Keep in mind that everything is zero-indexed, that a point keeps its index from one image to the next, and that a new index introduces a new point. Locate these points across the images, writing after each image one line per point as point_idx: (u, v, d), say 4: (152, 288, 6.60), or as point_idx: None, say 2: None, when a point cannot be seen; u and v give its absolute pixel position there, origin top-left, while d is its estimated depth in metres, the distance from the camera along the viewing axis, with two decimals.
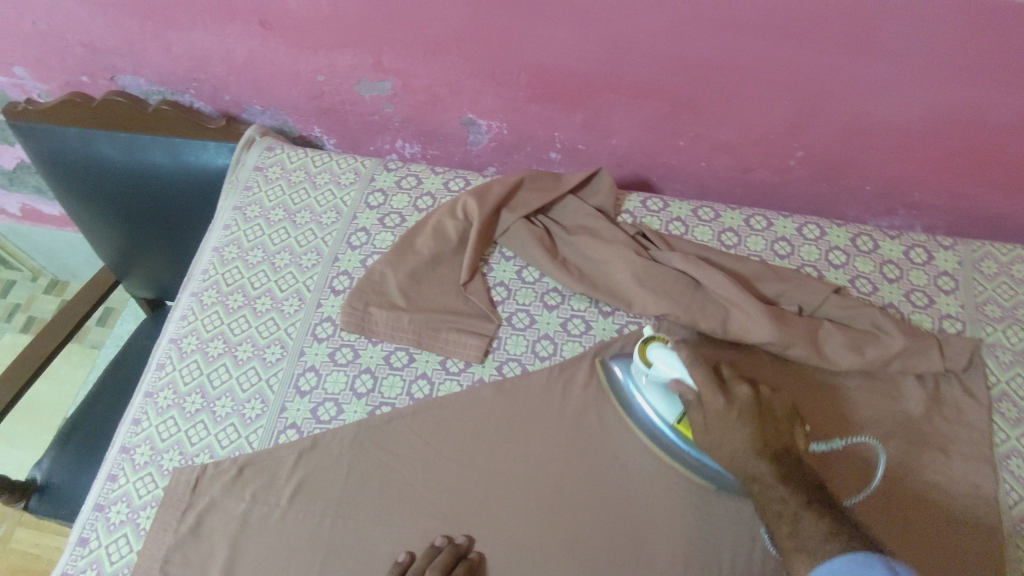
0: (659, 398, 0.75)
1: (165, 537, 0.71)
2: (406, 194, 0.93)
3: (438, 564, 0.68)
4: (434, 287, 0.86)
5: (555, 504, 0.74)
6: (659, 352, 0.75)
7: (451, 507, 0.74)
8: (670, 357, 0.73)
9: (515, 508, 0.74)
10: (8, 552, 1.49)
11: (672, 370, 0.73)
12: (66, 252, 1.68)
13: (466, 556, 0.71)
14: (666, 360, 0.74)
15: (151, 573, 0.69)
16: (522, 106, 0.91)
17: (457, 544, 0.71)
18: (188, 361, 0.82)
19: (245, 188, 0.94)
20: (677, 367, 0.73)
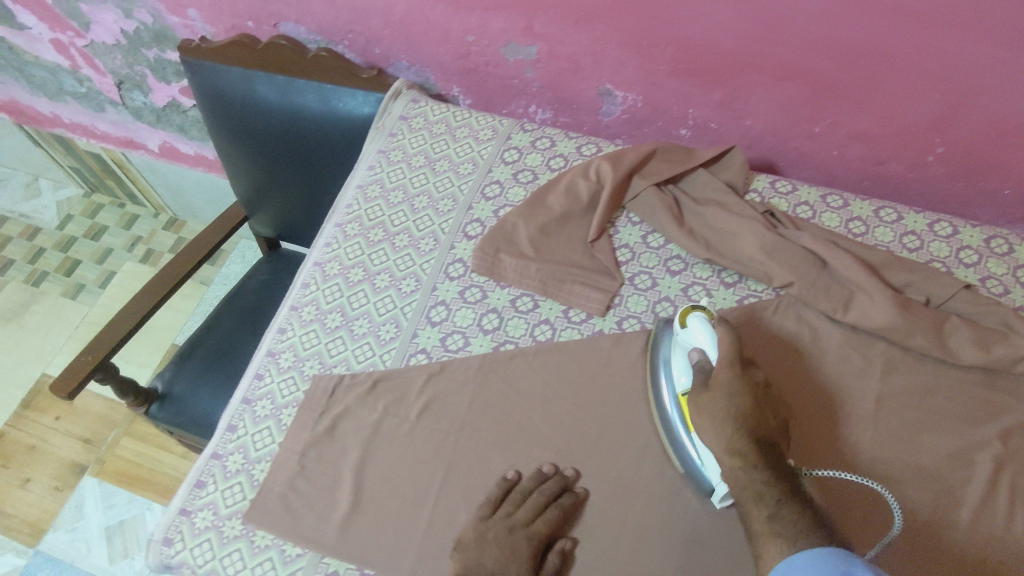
0: (680, 363, 0.76)
1: (304, 434, 0.78)
2: (540, 154, 0.98)
3: (546, 488, 0.73)
4: (562, 243, 0.90)
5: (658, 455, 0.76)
6: (698, 319, 0.76)
7: (562, 445, 0.77)
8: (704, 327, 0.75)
9: (621, 454, 0.77)
10: (115, 457, 1.62)
11: (703, 338, 0.74)
12: (191, 192, 1.81)
13: (573, 487, 0.75)
14: (699, 329, 0.75)
15: (290, 464, 0.76)
16: (661, 80, 0.94)
17: (565, 475, 0.75)
18: (331, 282, 0.89)
19: (390, 134, 1.00)
20: (706, 338, 0.74)
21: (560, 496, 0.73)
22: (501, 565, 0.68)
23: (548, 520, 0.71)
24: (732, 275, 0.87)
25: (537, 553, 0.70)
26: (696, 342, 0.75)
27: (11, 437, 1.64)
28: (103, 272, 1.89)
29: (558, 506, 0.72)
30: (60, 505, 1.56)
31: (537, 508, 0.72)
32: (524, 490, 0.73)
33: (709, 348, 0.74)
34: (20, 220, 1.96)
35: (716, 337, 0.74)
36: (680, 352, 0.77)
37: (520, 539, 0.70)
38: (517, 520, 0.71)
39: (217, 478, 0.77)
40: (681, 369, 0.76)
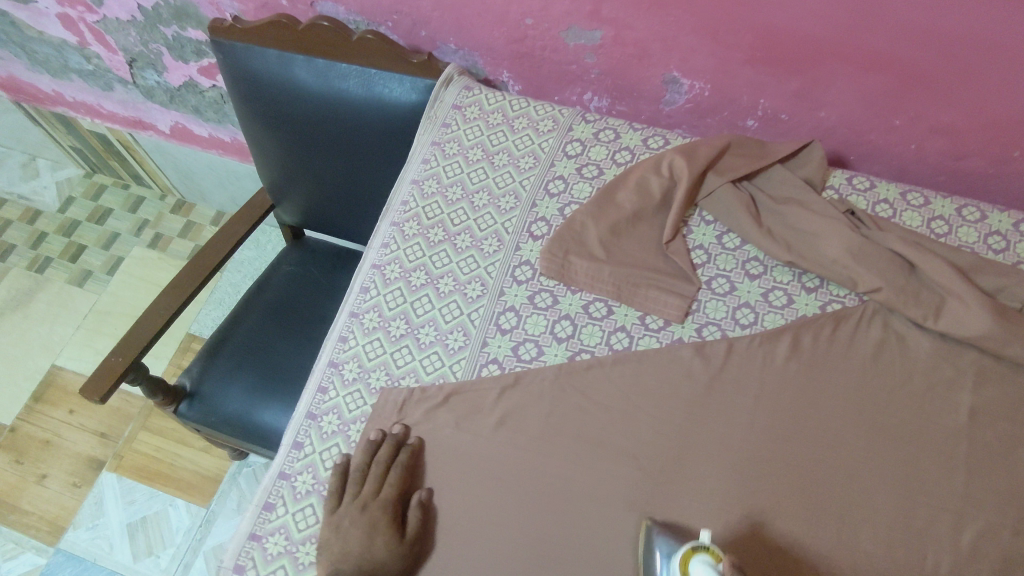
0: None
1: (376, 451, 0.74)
2: (604, 146, 0.92)
3: (381, 455, 0.73)
4: (633, 244, 0.85)
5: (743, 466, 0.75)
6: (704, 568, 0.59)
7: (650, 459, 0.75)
8: None
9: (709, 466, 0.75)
10: (133, 451, 1.57)
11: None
12: (202, 175, 1.73)
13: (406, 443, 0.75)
14: None
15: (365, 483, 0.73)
16: (735, 69, 0.89)
17: (396, 434, 0.75)
18: (393, 287, 0.84)
19: (444, 125, 0.95)
20: None
21: (396, 456, 0.74)
22: (365, 542, 0.68)
23: (392, 482, 0.72)
24: (813, 278, 0.84)
25: (396, 517, 0.70)
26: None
27: (23, 431, 1.59)
28: (110, 257, 1.81)
29: (398, 467, 0.73)
30: (78, 502, 1.51)
31: (381, 476, 0.72)
32: (360, 461, 0.73)
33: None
34: (20, 202, 1.90)
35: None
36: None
37: (376, 512, 0.70)
38: (363, 496, 0.71)
39: (286, 500, 0.73)
40: None
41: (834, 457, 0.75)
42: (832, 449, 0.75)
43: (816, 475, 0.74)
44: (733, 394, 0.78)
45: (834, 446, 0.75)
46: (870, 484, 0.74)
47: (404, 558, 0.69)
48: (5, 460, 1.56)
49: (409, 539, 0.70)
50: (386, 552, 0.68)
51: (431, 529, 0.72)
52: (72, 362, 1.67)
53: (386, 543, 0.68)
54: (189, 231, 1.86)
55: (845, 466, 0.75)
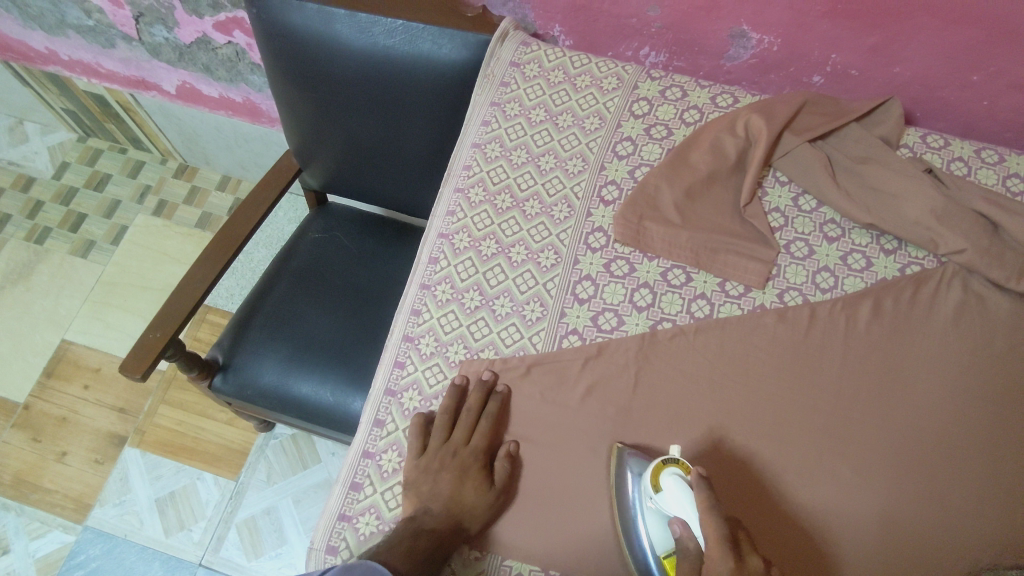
0: (657, 526, 0.64)
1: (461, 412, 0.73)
2: (672, 106, 0.89)
3: (471, 403, 0.73)
4: (709, 208, 0.83)
5: (833, 431, 0.74)
6: (672, 481, 0.62)
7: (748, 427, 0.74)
8: (680, 495, 0.61)
9: (797, 429, 0.74)
10: (154, 426, 1.53)
11: (679, 508, 0.61)
12: (208, 138, 1.64)
13: (496, 391, 0.74)
14: (676, 496, 0.61)
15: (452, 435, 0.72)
16: (810, 22, 0.85)
17: (485, 381, 0.74)
18: (463, 257, 0.82)
19: (502, 84, 0.91)
20: (686, 511, 0.60)
21: (487, 405, 0.73)
22: (456, 486, 0.69)
23: (483, 432, 0.72)
24: (891, 240, 0.83)
25: (486, 466, 0.70)
26: (671, 511, 0.62)
27: (37, 408, 1.54)
28: (113, 226, 1.74)
29: (489, 416, 0.72)
30: (102, 479, 1.48)
31: (470, 424, 0.72)
32: (448, 409, 0.73)
33: (688, 519, 0.60)
34: (10, 168, 1.81)
35: (695, 506, 0.60)
36: (656, 518, 0.64)
37: (466, 458, 0.70)
38: (453, 442, 0.71)
39: (373, 479, 0.72)
40: (660, 536, 0.63)
41: (917, 421, 0.75)
42: (916, 412, 0.75)
43: (904, 438, 0.74)
44: (820, 354, 0.77)
45: (920, 407, 0.75)
46: (957, 447, 0.74)
47: (491, 506, 0.69)
48: (21, 439, 1.51)
49: (498, 488, 0.69)
50: (476, 498, 0.68)
51: (516, 479, 0.71)
52: (82, 336, 1.61)
53: (474, 490, 0.68)
54: (194, 197, 1.78)
55: (930, 430, 0.74)
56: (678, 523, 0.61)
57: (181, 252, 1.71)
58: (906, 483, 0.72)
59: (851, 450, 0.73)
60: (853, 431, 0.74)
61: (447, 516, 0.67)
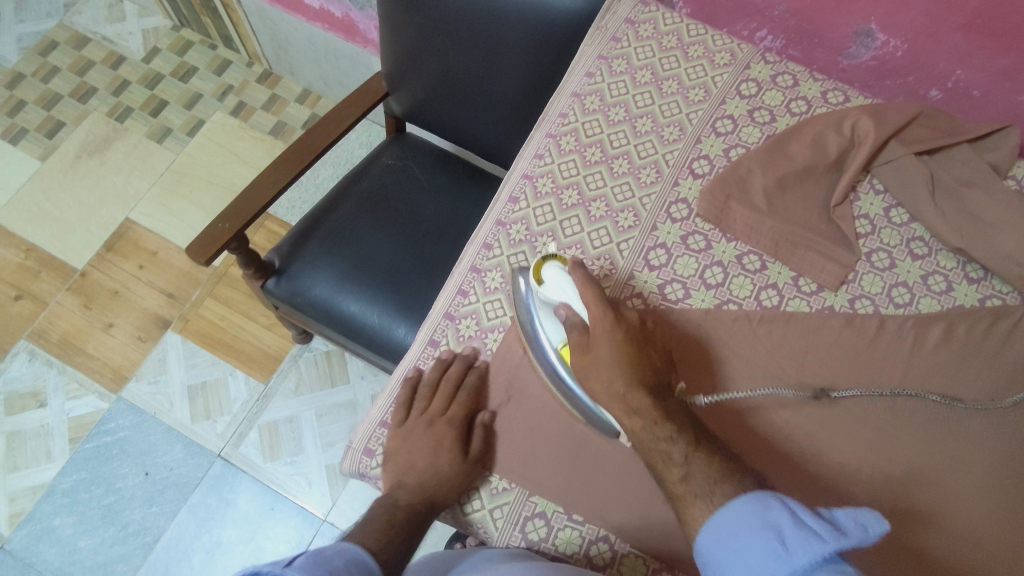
0: (549, 321, 0.72)
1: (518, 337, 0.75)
2: (780, 93, 0.88)
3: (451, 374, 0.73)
4: (798, 200, 0.82)
5: (889, 442, 0.70)
6: (553, 272, 0.71)
7: (796, 429, 0.71)
8: (561, 278, 0.70)
9: (852, 434, 0.71)
10: (198, 316, 1.58)
11: (562, 291, 0.70)
12: (298, 48, 1.65)
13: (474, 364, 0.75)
14: (557, 280, 0.70)
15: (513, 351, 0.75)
16: (943, 32, 0.82)
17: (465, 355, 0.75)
18: (543, 202, 0.82)
19: (614, 38, 0.92)
20: (566, 289, 0.70)
21: (465, 377, 0.73)
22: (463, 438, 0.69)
23: (460, 404, 0.72)
24: (977, 269, 0.81)
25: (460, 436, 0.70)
26: (555, 297, 0.70)
27: (92, 277, 1.60)
28: (191, 118, 1.78)
29: (466, 389, 0.72)
30: (141, 356, 1.54)
31: (447, 396, 0.72)
32: (429, 379, 0.74)
33: (571, 301, 0.69)
34: (104, 44, 1.85)
35: (574, 284, 0.69)
36: (547, 315, 0.72)
37: (441, 429, 0.70)
38: (432, 411, 0.72)
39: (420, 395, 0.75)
40: (552, 326, 0.71)
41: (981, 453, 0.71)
42: (980, 442, 0.72)
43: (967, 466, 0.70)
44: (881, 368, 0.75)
45: (974, 430, 0.72)
46: (997, 477, 0.70)
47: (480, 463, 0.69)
48: (74, 303, 1.57)
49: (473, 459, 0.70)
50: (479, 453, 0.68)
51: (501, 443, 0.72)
52: (145, 218, 1.66)
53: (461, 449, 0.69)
54: (273, 104, 1.81)
55: (992, 465, 0.70)
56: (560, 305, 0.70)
57: (252, 155, 1.74)
58: (940, 497, 0.68)
59: (910, 466, 0.69)
60: (911, 447, 0.70)
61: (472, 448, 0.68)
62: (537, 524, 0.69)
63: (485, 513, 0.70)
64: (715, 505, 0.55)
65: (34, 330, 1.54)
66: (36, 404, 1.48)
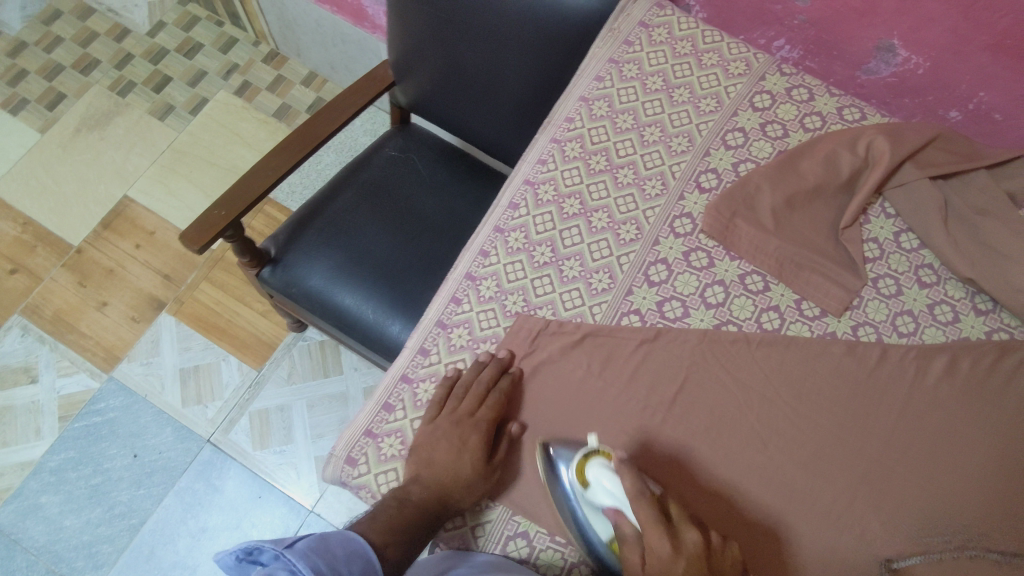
0: (595, 516, 0.63)
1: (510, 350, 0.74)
2: (795, 107, 0.85)
3: (483, 378, 0.70)
4: (806, 221, 0.79)
5: (884, 500, 0.69)
6: (599, 470, 0.62)
7: (809, 551, 0.66)
8: (609, 480, 0.61)
9: (844, 494, 0.69)
10: (193, 299, 1.56)
11: (611, 496, 0.61)
12: (305, 29, 1.62)
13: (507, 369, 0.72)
14: (604, 484, 0.62)
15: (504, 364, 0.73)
16: (969, 51, 0.79)
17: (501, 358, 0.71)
18: (544, 210, 0.80)
19: (626, 42, 0.89)
20: (614, 495, 0.61)
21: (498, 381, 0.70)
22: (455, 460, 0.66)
23: (491, 406, 0.68)
24: (986, 300, 0.78)
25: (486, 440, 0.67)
26: (604, 500, 0.62)
27: (88, 255, 1.58)
28: (194, 96, 1.75)
29: (499, 393, 0.69)
30: (134, 337, 1.52)
31: (479, 397, 0.68)
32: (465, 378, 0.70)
33: (622, 506, 0.61)
34: (109, 15, 1.82)
35: (622, 489, 0.61)
36: (595, 512, 0.63)
37: (468, 430, 0.67)
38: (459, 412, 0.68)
39: (407, 405, 0.72)
40: (598, 521, 0.63)
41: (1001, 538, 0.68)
42: (981, 508, 0.69)
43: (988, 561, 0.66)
44: (886, 472, 0.70)
45: (973, 471, 0.71)
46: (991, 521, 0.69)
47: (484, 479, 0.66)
48: (68, 280, 1.56)
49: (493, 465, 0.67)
50: (472, 477, 0.66)
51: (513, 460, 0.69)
52: (144, 196, 1.64)
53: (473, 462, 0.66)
54: (278, 86, 1.77)
55: (1015, 547, 0.67)
56: (610, 510, 0.61)
57: (254, 137, 1.72)
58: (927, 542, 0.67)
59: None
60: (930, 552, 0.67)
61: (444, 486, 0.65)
62: (519, 544, 0.67)
63: (467, 529, 0.68)
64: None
65: (28, 305, 1.53)
66: (27, 381, 1.47)
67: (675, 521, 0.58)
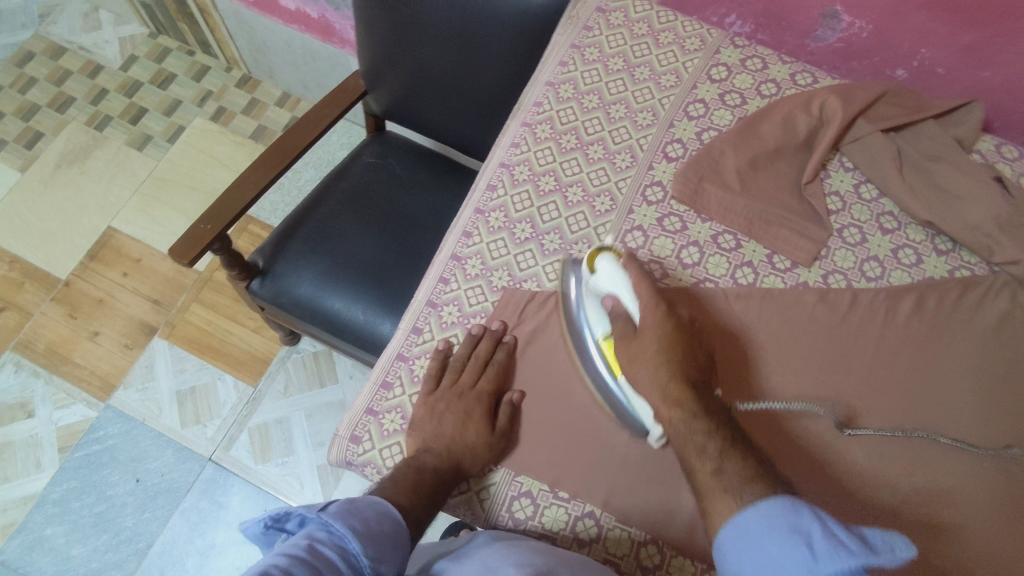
0: (595, 312, 0.73)
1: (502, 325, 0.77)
2: (750, 76, 0.89)
3: (481, 351, 0.74)
4: (770, 180, 0.83)
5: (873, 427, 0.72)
6: (605, 262, 0.72)
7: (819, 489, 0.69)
8: (613, 271, 0.71)
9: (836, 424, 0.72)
10: (184, 322, 1.58)
11: (611, 283, 0.71)
12: (276, 50, 1.65)
13: (501, 341, 0.76)
14: (607, 271, 0.72)
15: None
16: (907, 11, 0.84)
17: (494, 331, 0.75)
18: (520, 190, 0.83)
19: (586, 28, 0.94)
20: (616, 282, 0.71)
21: (494, 354, 0.74)
22: (457, 428, 0.70)
23: (489, 378, 0.73)
24: (946, 241, 0.83)
25: (488, 410, 0.71)
26: (604, 288, 0.72)
27: (76, 287, 1.59)
28: (170, 124, 1.78)
29: (495, 365, 0.73)
30: (129, 364, 1.53)
31: (479, 368, 0.73)
32: (461, 354, 0.74)
33: (619, 293, 0.71)
34: (81, 53, 1.85)
35: (626, 277, 0.71)
36: (594, 304, 0.73)
37: (472, 401, 0.71)
38: (460, 386, 0.72)
39: (404, 381, 0.75)
40: (598, 318, 0.72)
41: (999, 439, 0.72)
42: (965, 428, 0.73)
43: (1000, 469, 0.70)
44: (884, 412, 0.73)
45: (953, 395, 0.75)
46: (976, 438, 0.72)
47: (490, 447, 0.70)
48: (58, 313, 1.57)
49: (498, 433, 0.70)
50: (476, 441, 0.69)
51: (518, 427, 0.72)
52: (128, 225, 1.66)
53: (476, 430, 0.69)
54: (253, 109, 1.81)
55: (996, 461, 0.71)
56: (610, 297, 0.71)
57: (233, 159, 1.74)
58: (918, 460, 0.71)
59: (971, 500, 0.68)
60: (948, 477, 0.70)
61: (449, 455, 0.69)
62: (524, 503, 0.70)
63: (472, 494, 0.71)
64: (746, 504, 0.55)
65: (19, 342, 1.53)
66: (24, 416, 1.47)
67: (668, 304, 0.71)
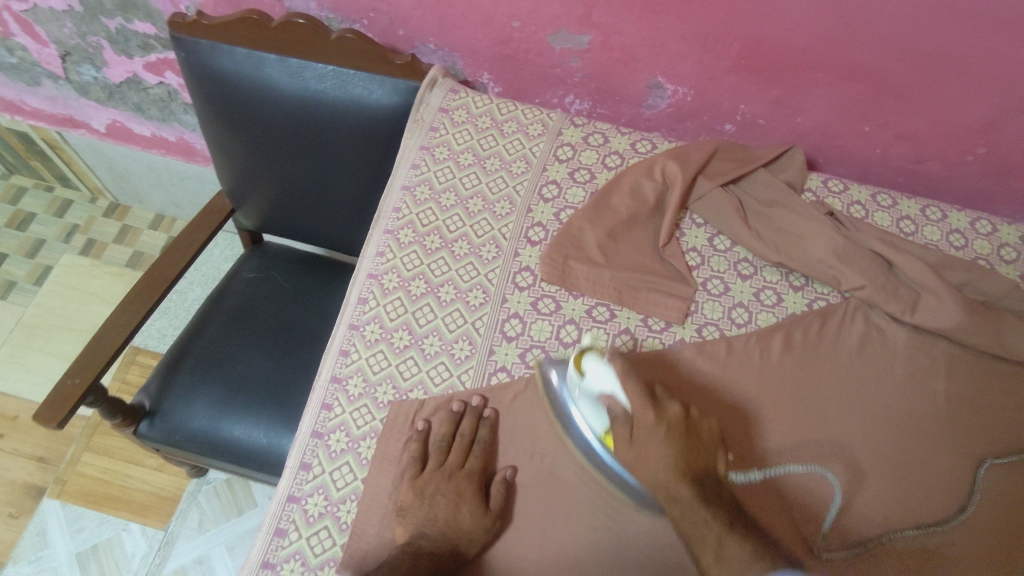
0: (590, 409, 0.73)
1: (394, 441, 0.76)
2: (595, 151, 0.94)
3: (465, 430, 0.75)
4: (630, 247, 0.87)
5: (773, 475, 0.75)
6: (593, 363, 0.72)
7: None
8: (603, 369, 0.71)
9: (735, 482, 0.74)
10: (76, 475, 1.45)
11: (604, 382, 0.71)
12: (140, 175, 1.60)
13: (484, 416, 0.77)
14: (598, 373, 0.71)
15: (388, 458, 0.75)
16: (719, 76, 0.91)
17: (476, 407, 0.76)
18: (392, 298, 0.83)
19: (432, 129, 0.95)
20: (610, 382, 0.71)
21: (478, 430, 0.75)
22: (452, 512, 0.70)
23: (478, 456, 0.74)
24: (799, 278, 0.88)
25: (480, 489, 0.72)
26: (598, 389, 0.71)
27: None
28: (36, 266, 1.68)
29: (482, 443, 0.74)
30: (17, 535, 1.40)
31: (464, 449, 0.74)
32: (444, 433, 0.75)
33: (616, 391, 0.70)
34: None
35: (615, 376, 0.70)
36: (588, 404, 0.73)
37: (461, 480, 0.72)
38: (449, 467, 0.73)
39: (299, 524, 0.72)
40: (593, 414, 0.73)
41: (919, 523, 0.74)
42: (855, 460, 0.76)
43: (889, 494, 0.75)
44: (808, 518, 0.73)
45: (840, 429, 0.78)
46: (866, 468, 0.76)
47: (486, 529, 0.70)
48: None
49: (493, 513, 0.71)
50: (472, 523, 0.69)
51: (515, 503, 0.73)
52: None
53: (471, 512, 0.70)
54: (125, 236, 1.74)
55: (883, 488, 0.75)
56: (605, 396, 0.71)
57: (110, 292, 1.66)
58: (816, 501, 0.74)
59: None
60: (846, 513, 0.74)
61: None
62: None
63: None
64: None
65: None
66: None
67: (659, 398, 0.70)
